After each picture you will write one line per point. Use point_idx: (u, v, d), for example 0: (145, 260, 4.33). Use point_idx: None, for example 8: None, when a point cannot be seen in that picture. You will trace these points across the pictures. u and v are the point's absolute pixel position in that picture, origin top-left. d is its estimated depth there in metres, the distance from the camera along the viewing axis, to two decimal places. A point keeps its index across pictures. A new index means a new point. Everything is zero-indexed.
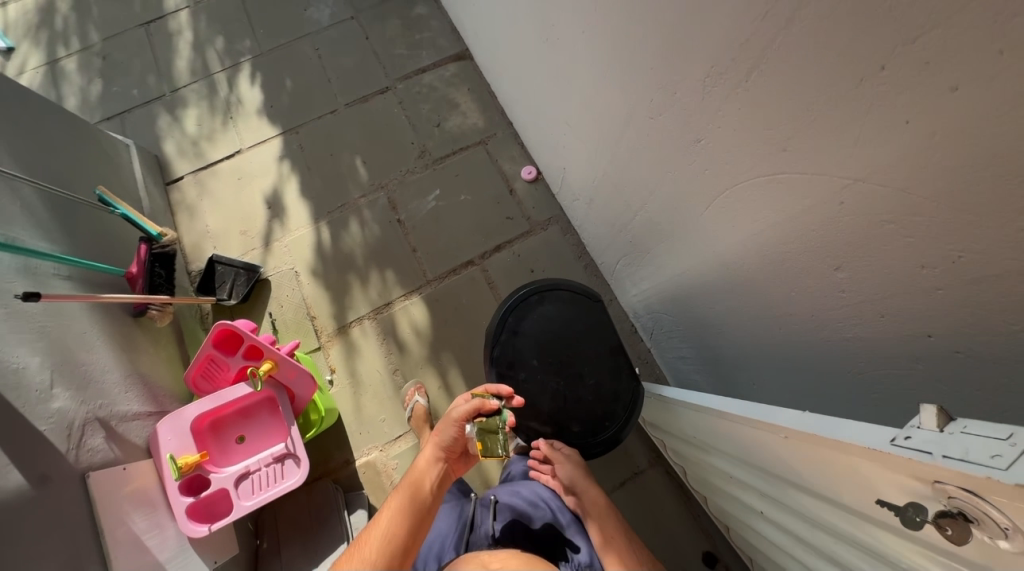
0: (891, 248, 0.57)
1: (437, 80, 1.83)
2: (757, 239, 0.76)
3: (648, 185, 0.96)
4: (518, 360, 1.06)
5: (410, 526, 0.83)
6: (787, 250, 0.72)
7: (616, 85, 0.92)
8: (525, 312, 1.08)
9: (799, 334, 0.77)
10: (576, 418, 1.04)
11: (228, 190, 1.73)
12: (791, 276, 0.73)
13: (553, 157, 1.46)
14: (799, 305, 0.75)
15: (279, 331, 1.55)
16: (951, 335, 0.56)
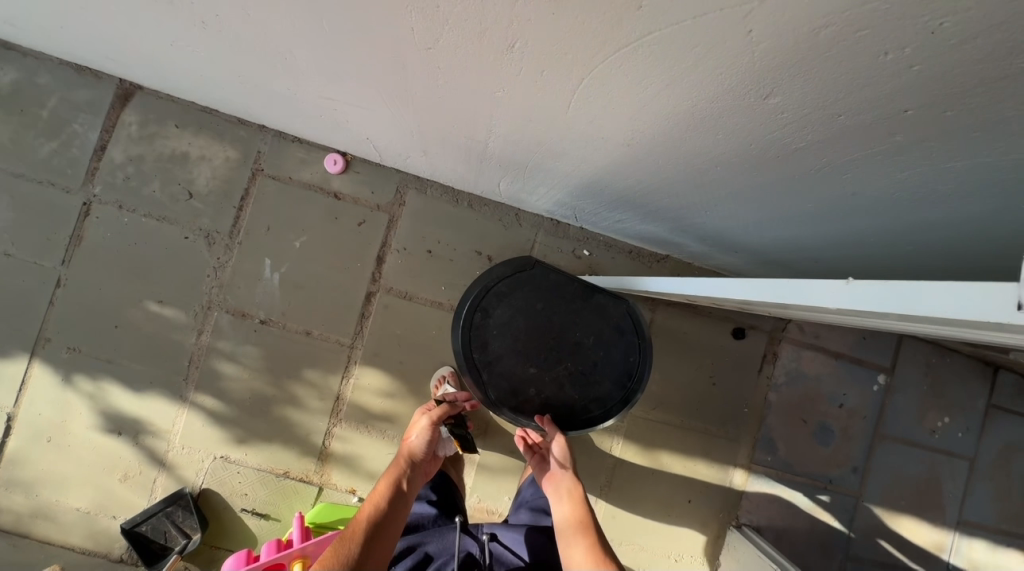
0: (835, 64, 0.38)
1: (131, 147, 1.29)
2: (643, 121, 0.56)
3: (476, 116, 0.71)
4: (517, 380, 1.04)
5: (376, 537, 0.84)
6: (691, 121, 0.52)
7: (342, 27, 0.59)
8: (486, 337, 1.04)
9: (733, 182, 0.64)
10: (605, 378, 1.05)
11: (54, 459, 1.28)
12: (703, 141, 0.55)
13: (341, 135, 1.11)
14: (719, 160, 0.59)
15: (269, 513, 1.32)
16: (927, 132, 0.41)
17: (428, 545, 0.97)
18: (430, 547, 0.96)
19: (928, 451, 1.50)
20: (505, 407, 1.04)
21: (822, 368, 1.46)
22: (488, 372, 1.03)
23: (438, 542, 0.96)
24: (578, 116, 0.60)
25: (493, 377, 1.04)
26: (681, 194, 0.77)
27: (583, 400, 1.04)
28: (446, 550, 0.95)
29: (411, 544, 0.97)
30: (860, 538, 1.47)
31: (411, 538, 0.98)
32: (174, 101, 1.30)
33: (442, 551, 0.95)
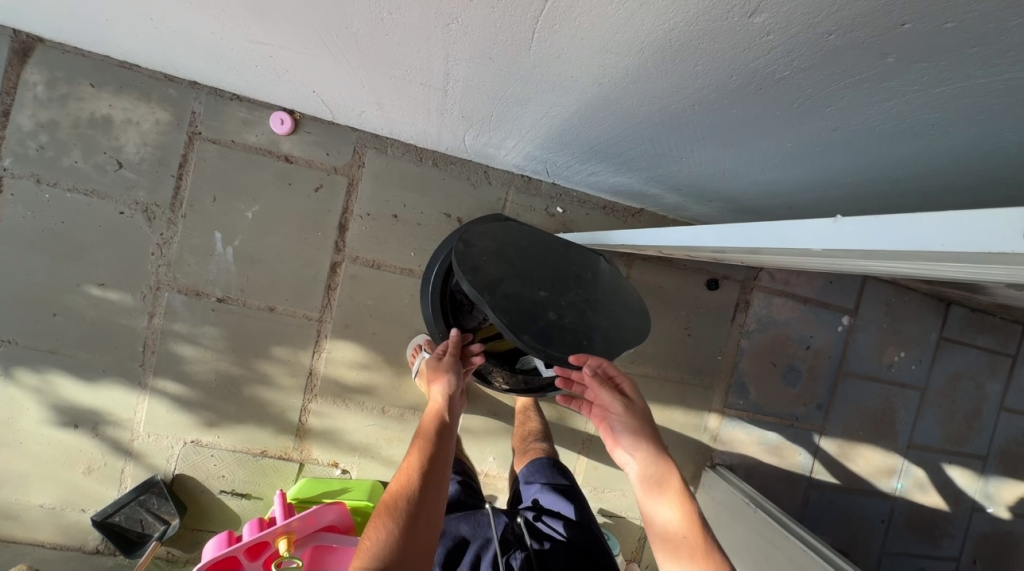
0: None
1: (41, 111, 1.13)
2: (616, 53, 0.50)
3: (430, 56, 0.63)
4: (528, 302, 0.89)
5: (415, 504, 0.80)
6: (668, 50, 0.47)
7: None
8: (478, 266, 0.90)
9: (712, 122, 0.60)
10: (613, 310, 0.95)
11: (6, 458, 1.20)
12: (683, 72, 0.50)
13: (285, 89, 1.00)
14: (699, 97, 0.54)
15: (250, 492, 1.29)
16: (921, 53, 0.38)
17: (459, 526, 0.91)
18: (463, 527, 0.91)
19: (885, 384, 1.60)
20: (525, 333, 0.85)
21: (792, 313, 1.50)
22: (494, 295, 0.87)
23: (470, 522, 0.91)
24: (543, 50, 0.53)
25: (500, 303, 0.87)
26: (658, 139, 0.72)
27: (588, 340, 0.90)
28: (481, 527, 0.90)
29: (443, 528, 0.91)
30: (822, 467, 1.58)
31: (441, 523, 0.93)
32: (85, 55, 1.13)
33: (475, 533, 0.89)
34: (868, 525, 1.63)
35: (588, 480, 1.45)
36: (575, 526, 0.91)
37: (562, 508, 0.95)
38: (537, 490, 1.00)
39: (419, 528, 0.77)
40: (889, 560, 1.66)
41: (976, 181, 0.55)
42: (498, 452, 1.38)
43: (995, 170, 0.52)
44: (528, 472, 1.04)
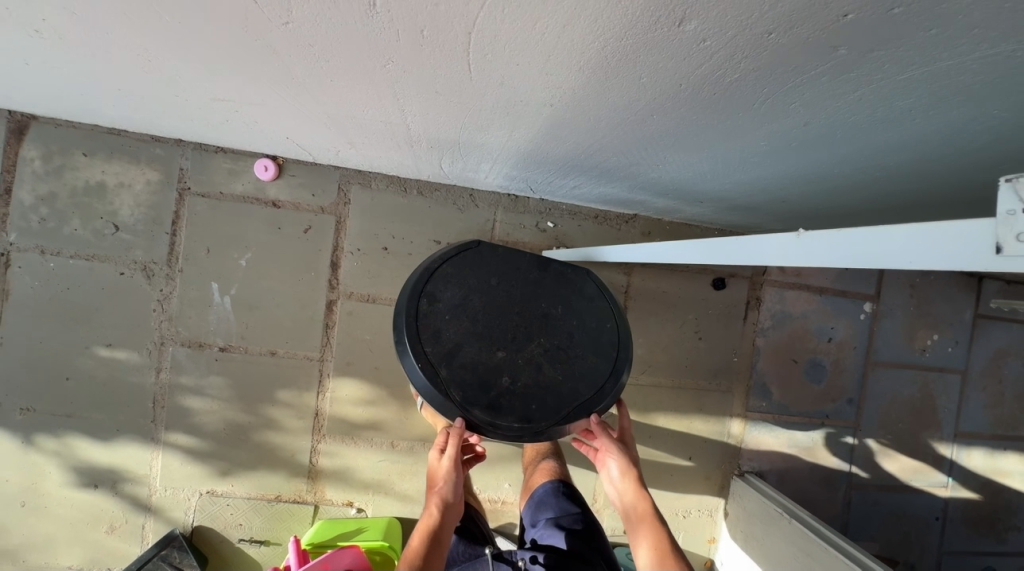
0: None
1: (39, 185, 1.18)
2: (557, 74, 0.47)
3: (380, 95, 0.62)
4: (482, 369, 0.84)
5: None
6: (609, 68, 0.44)
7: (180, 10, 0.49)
8: (438, 327, 0.84)
9: (675, 130, 0.57)
10: (582, 349, 0.88)
11: (33, 523, 1.23)
12: (631, 88, 0.47)
13: (263, 139, 1.01)
14: (657, 109, 0.51)
15: (268, 538, 1.29)
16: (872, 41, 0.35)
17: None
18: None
19: (920, 370, 1.49)
20: (476, 405, 0.81)
21: (808, 305, 1.42)
22: (448, 366, 0.82)
23: None
24: (485, 79, 0.52)
25: (452, 373, 0.82)
26: (626, 150, 0.69)
27: (546, 404, 0.84)
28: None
29: None
30: (862, 465, 1.48)
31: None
32: (77, 127, 1.18)
33: None
34: (920, 524, 1.51)
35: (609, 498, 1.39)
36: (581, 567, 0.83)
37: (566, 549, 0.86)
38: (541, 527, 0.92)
39: None
40: (949, 560, 1.54)
41: (976, 162, 0.50)
42: (513, 478, 1.34)
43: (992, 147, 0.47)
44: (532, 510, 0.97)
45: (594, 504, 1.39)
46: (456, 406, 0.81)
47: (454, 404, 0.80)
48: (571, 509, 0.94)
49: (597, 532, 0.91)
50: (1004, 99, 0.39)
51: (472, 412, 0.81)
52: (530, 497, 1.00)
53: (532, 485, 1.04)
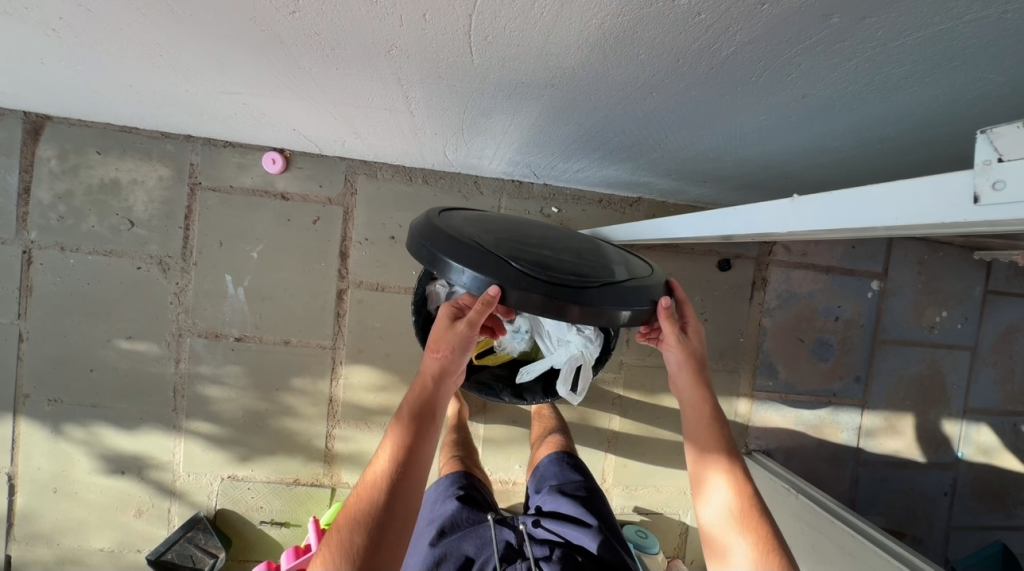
0: None
1: (56, 183, 1.21)
2: (558, 52, 0.48)
3: (384, 83, 0.64)
4: (520, 242, 0.72)
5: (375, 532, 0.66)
6: (608, 44, 0.45)
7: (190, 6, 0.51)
8: (462, 222, 0.75)
9: (676, 107, 0.58)
10: (618, 255, 0.82)
11: (65, 508, 1.29)
12: (630, 64, 0.48)
13: (271, 131, 1.03)
14: (657, 86, 0.52)
15: (288, 520, 1.33)
16: (864, 6, 0.36)
17: (462, 545, 0.81)
18: (467, 547, 0.80)
19: (929, 347, 1.49)
20: (523, 258, 0.66)
21: (814, 284, 1.42)
22: (481, 237, 0.70)
23: (474, 539, 0.81)
24: (485, 61, 0.53)
25: (488, 240, 0.69)
26: (628, 130, 0.70)
27: (604, 277, 0.68)
28: (486, 544, 0.80)
29: (446, 548, 0.81)
30: (869, 442, 1.49)
31: (443, 543, 0.81)
32: (89, 126, 1.21)
33: (480, 549, 0.80)
34: (928, 499, 1.52)
35: (618, 478, 1.42)
36: (586, 530, 0.83)
37: (575, 513, 0.86)
38: (547, 495, 0.93)
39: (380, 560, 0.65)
40: (958, 535, 1.55)
41: (977, 127, 0.51)
42: (522, 459, 1.37)
43: (991, 111, 0.48)
44: (539, 479, 0.99)
45: (602, 484, 1.42)
46: (497, 261, 0.64)
47: (495, 258, 0.64)
48: (576, 477, 0.94)
49: (602, 499, 0.91)
50: (999, 61, 0.40)
51: (519, 271, 0.63)
52: (535, 470, 1.02)
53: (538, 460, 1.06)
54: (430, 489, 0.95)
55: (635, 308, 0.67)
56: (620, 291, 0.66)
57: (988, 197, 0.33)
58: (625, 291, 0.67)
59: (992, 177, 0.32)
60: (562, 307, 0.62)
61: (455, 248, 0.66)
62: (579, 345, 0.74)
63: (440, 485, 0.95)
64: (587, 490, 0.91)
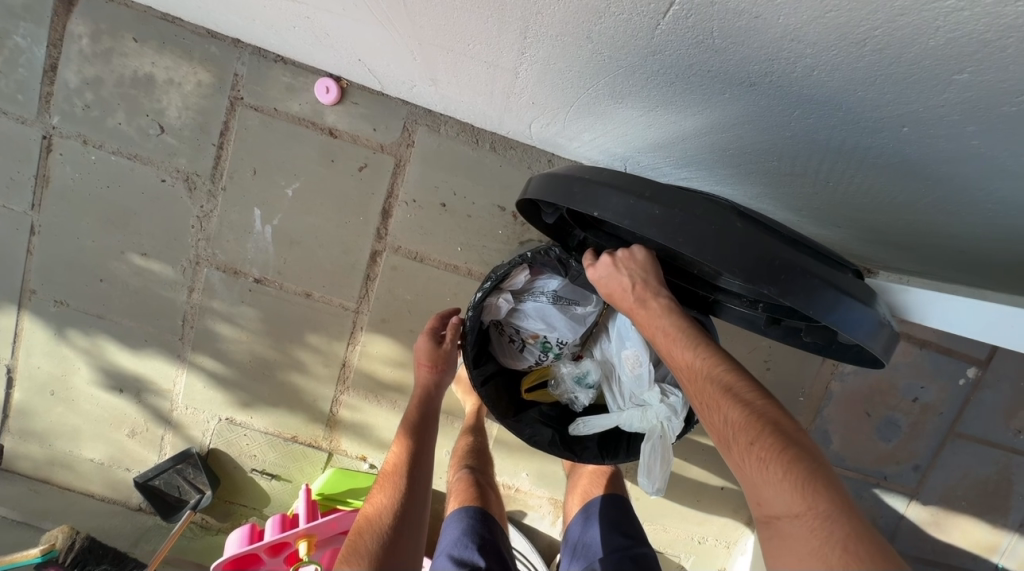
0: None
1: (86, 67, 1.07)
2: (823, 47, 0.32)
3: (506, 30, 0.47)
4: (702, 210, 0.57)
5: (402, 516, 0.83)
6: (920, 50, 0.29)
7: None
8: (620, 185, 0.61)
9: (933, 157, 0.39)
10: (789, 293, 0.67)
11: (61, 413, 1.24)
12: (926, 84, 0.31)
13: (334, 56, 0.86)
14: (935, 125, 0.35)
15: (280, 474, 1.28)
16: None
17: None
18: None
19: (1007, 451, 1.31)
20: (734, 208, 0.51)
21: (902, 356, 1.24)
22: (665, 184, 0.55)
23: None
24: (683, 37, 0.37)
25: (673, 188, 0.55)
26: (809, 161, 0.52)
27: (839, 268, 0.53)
28: None
29: None
30: (907, 533, 1.35)
31: None
32: (130, 6, 1.05)
33: None
34: None
35: None
36: None
37: None
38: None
39: (408, 535, 0.82)
40: None
41: None
42: (532, 469, 1.27)
43: None
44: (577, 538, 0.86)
45: None
46: (704, 218, 0.48)
47: (697, 208, 0.49)
48: (621, 543, 0.80)
49: None
50: None
51: (741, 223, 0.48)
52: (569, 529, 0.89)
53: (574, 504, 0.92)
54: (444, 528, 0.85)
55: (877, 316, 0.50)
56: (865, 290, 0.50)
57: None
58: (868, 291, 0.50)
59: None
60: (798, 281, 0.47)
61: (634, 181, 0.51)
62: (661, 414, 0.75)
63: (455, 527, 0.84)
64: (632, 562, 0.76)
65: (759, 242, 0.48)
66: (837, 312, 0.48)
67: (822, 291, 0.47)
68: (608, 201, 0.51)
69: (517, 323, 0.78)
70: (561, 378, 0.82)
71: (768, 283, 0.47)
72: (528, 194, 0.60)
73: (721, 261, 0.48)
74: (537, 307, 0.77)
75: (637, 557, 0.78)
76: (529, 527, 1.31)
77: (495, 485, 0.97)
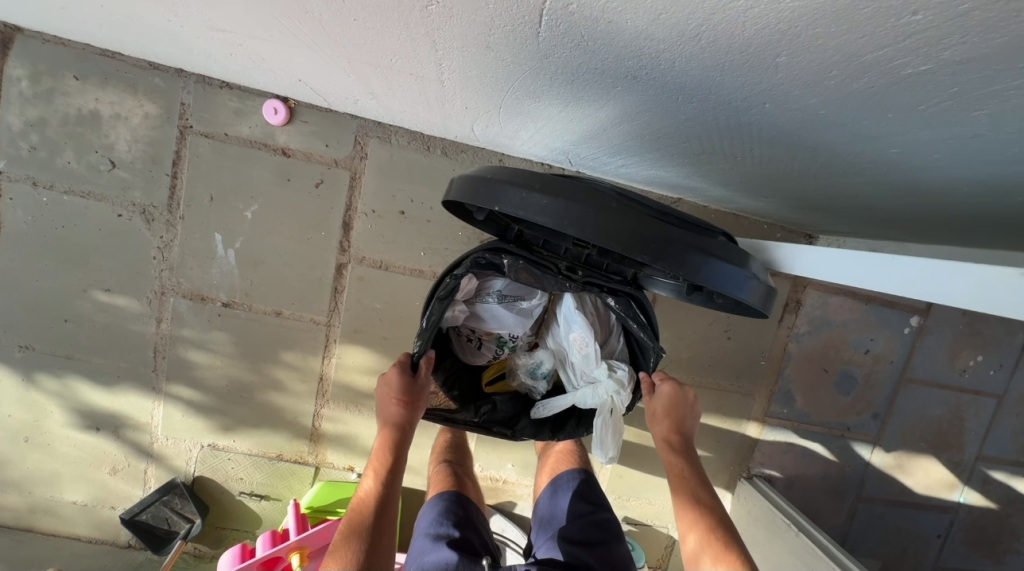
0: None
1: (28, 109, 1.07)
2: (672, 42, 0.36)
3: (418, 47, 0.51)
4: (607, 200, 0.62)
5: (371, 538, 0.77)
6: (749, 41, 0.34)
7: None
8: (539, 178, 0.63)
9: (805, 127, 0.45)
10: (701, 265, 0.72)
11: (38, 458, 1.23)
12: (767, 68, 0.36)
13: (274, 79, 0.88)
14: (791, 100, 0.40)
15: (268, 494, 1.29)
16: None
17: None
18: None
19: (955, 390, 1.41)
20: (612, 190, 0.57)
21: (850, 313, 1.32)
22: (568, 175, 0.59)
23: None
24: (557, 39, 0.41)
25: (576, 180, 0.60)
26: (706, 139, 0.57)
27: (708, 233, 0.58)
28: None
29: None
30: (874, 479, 1.43)
31: None
32: (67, 45, 1.05)
33: None
34: (920, 540, 1.50)
35: (612, 487, 1.37)
36: None
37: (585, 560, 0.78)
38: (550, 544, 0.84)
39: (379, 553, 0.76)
40: None
41: None
42: (518, 460, 1.31)
43: None
44: (546, 512, 0.90)
45: None
46: (581, 210, 0.52)
47: (583, 191, 0.53)
48: (584, 510, 0.86)
49: (613, 537, 0.82)
50: None
51: (616, 204, 0.53)
52: (537, 505, 0.94)
53: (543, 482, 0.97)
54: (421, 512, 0.87)
55: (747, 273, 0.56)
56: (733, 250, 0.56)
57: None
58: (739, 250, 0.57)
59: None
60: (668, 248, 0.52)
61: (528, 175, 0.55)
62: (609, 389, 0.80)
63: (432, 510, 0.87)
64: (596, 528, 0.82)
65: (634, 218, 0.52)
66: (707, 271, 0.53)
67: (688, 255, 0.52)
68: (505, 195, 0.55)
69: (472, 324, 0.82)
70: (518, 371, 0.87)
71: (640, 252, 0.52)
72: (452, 196, 0.63)
73: (601, 238, 0.51)
74: (486, 309, 0.81)
75: (601, 523, 0.83)
76: (519, 517, 1.35)
77: (472, 474, 1.00)
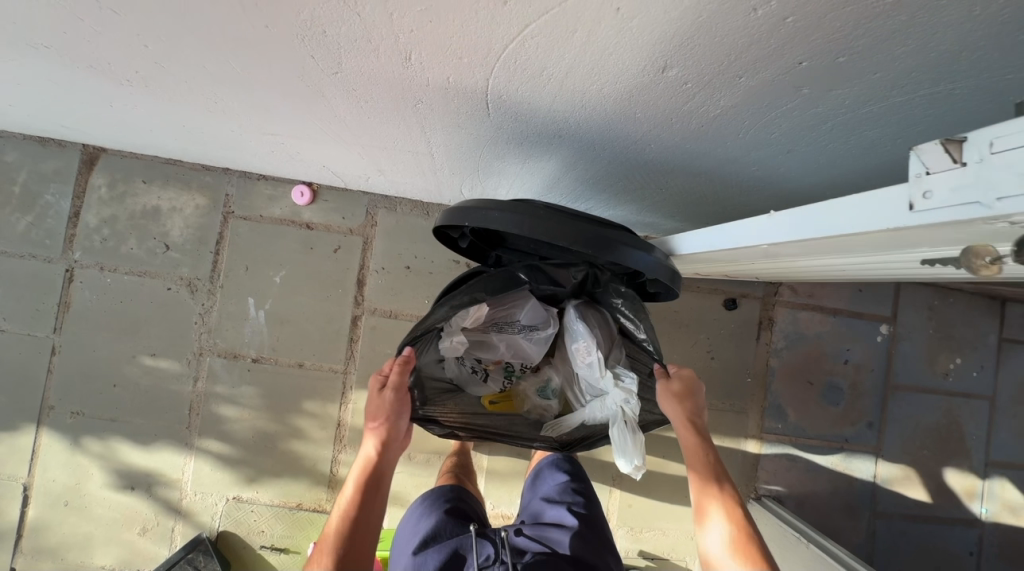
0: (721, 34, 0.43)
1: (103, 209, 1.32)
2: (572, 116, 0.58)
3: (412, 132, 0.72)
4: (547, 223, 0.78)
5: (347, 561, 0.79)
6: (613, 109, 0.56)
7: (258, 83, 0.63)
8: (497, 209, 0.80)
9: (687, 158, 0.66)
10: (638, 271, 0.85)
11: (75, 522, 1.31)
12: (636, 122, 0.58)
13: (303, 168, 1.12)
14: (662, 140, 0.62)
15: (288, 546, 1.33)
16: (822, 52, 0.44)
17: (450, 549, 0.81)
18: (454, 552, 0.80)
19: (944, 394, 1.46)
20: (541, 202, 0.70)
21: (822, 326, 1.42)
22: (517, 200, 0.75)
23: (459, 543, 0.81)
24: (502, 119, 0.62)
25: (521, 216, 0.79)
26: (629, 176, 0.76)
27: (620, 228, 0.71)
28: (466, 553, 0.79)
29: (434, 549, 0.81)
30: (885, 492, 1.43)
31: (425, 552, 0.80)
32: (139, 158, 1.32)
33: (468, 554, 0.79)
34: (952, 559, 1.45)
35: (623, 517, 1.39)
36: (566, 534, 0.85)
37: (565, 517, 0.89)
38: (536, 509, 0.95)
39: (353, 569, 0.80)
40: None
41: None
42: None
43: None
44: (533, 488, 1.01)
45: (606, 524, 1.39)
46: (520, 216, 0.64)
47: (520, 203, 0.67)
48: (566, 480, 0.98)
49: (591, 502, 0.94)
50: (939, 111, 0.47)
51: (542, 208, 0.66)
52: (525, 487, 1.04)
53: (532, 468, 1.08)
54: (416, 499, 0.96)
55: (654, 257, 0.69)
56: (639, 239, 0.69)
57: (919, 204, 0.36)
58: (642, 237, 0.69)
59: (922, 188, 0.36)
60: (583, 236, 0.65)
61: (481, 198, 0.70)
62: (619, 399, 0.88)
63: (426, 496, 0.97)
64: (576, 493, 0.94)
65: (561, 219, 0.65)
66: (619, 254, 0.66)
67: (599, 238, 0.65)
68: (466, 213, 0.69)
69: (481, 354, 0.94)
70: (529, 396, 0.97)
71: (562, 240, 0.64)
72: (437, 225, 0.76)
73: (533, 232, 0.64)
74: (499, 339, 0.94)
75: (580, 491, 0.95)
76: None
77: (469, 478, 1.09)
